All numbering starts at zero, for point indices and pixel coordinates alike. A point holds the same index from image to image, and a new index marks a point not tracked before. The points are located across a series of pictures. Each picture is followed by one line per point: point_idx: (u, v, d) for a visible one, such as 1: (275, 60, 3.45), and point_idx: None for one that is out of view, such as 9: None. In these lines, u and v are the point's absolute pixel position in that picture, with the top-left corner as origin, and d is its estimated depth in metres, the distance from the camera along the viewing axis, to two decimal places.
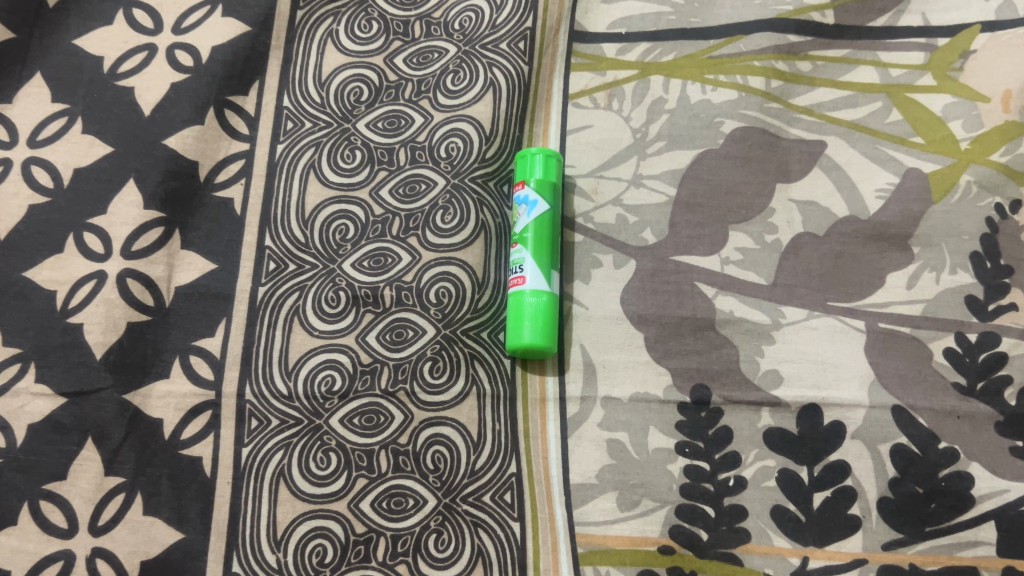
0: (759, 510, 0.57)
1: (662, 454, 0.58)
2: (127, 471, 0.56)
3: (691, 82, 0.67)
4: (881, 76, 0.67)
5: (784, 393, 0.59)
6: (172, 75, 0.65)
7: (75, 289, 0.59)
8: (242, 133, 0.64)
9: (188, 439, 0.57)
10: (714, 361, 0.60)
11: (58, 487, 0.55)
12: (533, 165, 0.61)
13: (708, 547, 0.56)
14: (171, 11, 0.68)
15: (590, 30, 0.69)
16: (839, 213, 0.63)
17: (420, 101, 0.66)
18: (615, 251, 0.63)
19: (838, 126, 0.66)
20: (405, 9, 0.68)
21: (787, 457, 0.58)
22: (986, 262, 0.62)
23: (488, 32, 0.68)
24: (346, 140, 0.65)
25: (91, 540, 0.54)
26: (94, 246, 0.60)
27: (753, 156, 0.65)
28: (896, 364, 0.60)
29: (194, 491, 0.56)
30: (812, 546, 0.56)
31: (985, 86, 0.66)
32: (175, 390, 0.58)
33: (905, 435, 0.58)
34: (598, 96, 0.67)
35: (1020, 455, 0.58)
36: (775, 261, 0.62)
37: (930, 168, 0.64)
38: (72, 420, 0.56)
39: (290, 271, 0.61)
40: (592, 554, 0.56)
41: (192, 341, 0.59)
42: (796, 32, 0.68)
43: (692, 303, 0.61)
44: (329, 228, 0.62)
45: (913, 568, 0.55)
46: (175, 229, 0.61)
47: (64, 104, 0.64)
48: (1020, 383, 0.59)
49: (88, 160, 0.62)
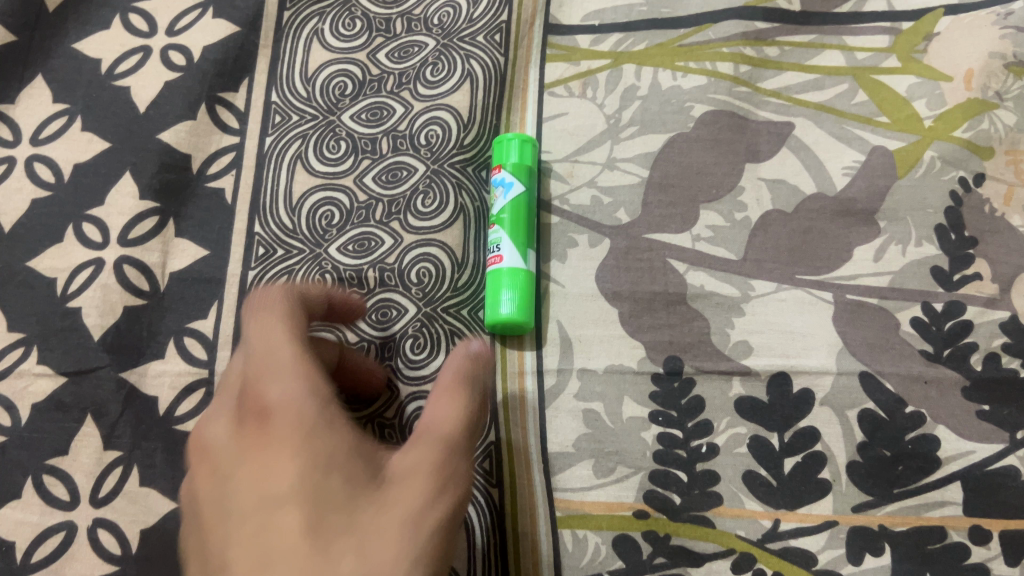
0: (731, 475, 0.59)
1: (636, 422, 0.60)
2: (124, 445, 0.58)
3: (663, 69, 0.69)
4: (847, 59, 0.69)
5: (753, 362, 0.61)
6: (166, 74, 0.69)
7: (73, 276, 0.62)
8: (232, 128, 0.68)
9: (182, 415, 0.59)
10: (685, 334, 0.62)
11: (59, 462, 0.58)
12: (509, 150, 0.64)
13: (682, 511, 0.58)
14: (164, 15, 0.71)
15: (564, 23, 0.71)
16: (807, 190, 0.66)
17: (400, 93, 0.69)
18: (590, 231, 0.65)
19: (805, 107, 0.68)
20: (388, 8, 0.72)
21: (758, 424, 0.60)
22: (950, 233, 0.64)
23: (465, 26, 0.71)
24: (331, 132, 0.68)
25: (92, 512, 0.56)
26: (93, 236, 0.63)
27: (722, 137, 0.67)
28: (863, 333, 0.61)
29: (187, 463, 0.58)
30: (783, 509, 0.58)
31: (948, 66, 0.68)
32: (170, 369, 0.60)
33: (872, 400, 0.60)
34: (573, 84, 0.69)
35: (986, 418, 0.59)
36: (745, 238, 0.64)
37: (895, 146, 0.66)
38: (72, 398, 0.59)
39: (279, 255, 0.64)
40: (570, 517, 0.58)
41: (185, 323, 0.62)
42: (763, 19, 0.71)
43: (664, 279, 0.63)
44: (316, 214, 0.65)
45: (882, 529, 0.57)
46: (169, 218, 0.65)
47: (65, 103, 0.67)
48: (985, 349, 0.61)
49: (86, 156, 0.66)
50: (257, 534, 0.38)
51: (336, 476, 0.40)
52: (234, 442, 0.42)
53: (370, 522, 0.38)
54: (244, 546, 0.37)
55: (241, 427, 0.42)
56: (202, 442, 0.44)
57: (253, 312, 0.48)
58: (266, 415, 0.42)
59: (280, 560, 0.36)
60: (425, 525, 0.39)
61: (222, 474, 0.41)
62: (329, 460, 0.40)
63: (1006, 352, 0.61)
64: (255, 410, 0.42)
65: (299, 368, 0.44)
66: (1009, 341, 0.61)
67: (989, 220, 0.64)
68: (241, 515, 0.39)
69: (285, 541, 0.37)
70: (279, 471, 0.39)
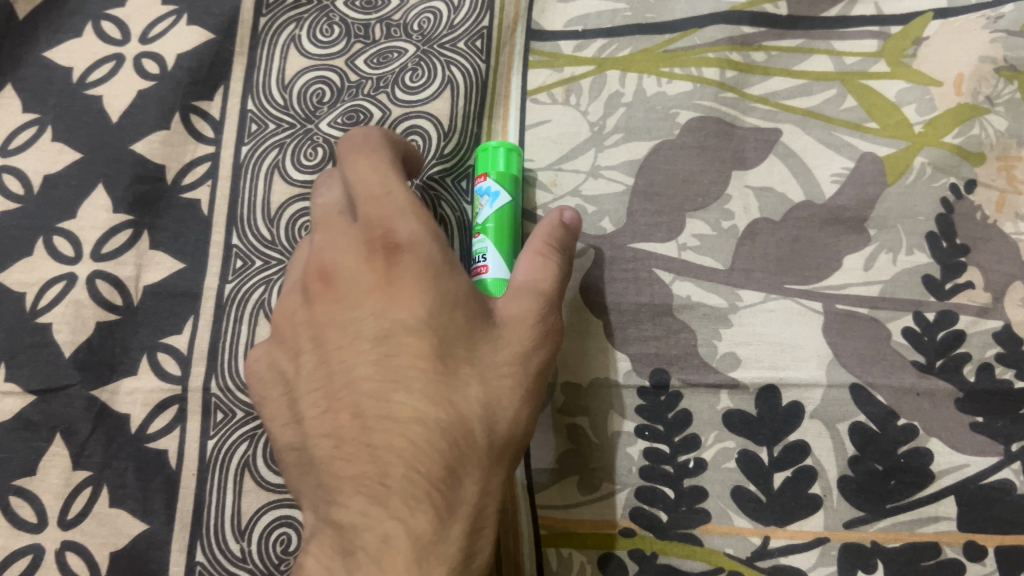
0: (719, 491, 0.57)
1: (621, 437, 0.59)
2: (94, 465, 0.57)
3: (647, 75, 0.68)
4: (835, 64, 0.68)
5: (741, 374, 0.59)
6: (139, 82, 0.67)
7: (44, 291, 0.61)
8: (207, 137, 0.66)
9: (155, 433, 0.58)
10: (672, 346, 0.60)
11: (28, 483, 0.56)
12: (495, 158, 0.62)
13: (668, 529, 0.57)
14: (138, 22, 0.69)
15: (547, 29, 0.70)
16: (795, 199, 0.64)
17: (378, 96, 0.67)
18: (574, 241, 0.64)
19: (793, 113, 0.67)
20: (366, 13, 0.70)
21: (746, 438, 0.58)
22: (941, 241, 0.62)
23: (446, 32, 0.69)
24: (308, 140, 0.66)
25: (60, 534, 0.55)
26: (64, 250, 0.62)
27: (708, 144, 0.66)
28: (854, 344, 0.60)
29: (159, 483, 0.57)
30: (772, 526, 0.56)
31: (938, 71, 0.67)
32: (142, 386, 0.59)
33: (864, 413, 0.58)
34: (556, 91, 0.68)
35: (980, 430, 0.58)
36: (732, 247, 0.63)
37: (885, 152, 0.65)
38: (40, 417, 0.58)
39: (256, 267, 0.62)
40: (554, 535, 0.58)
41: (159, 338, 0.60)
42: (750, 23, 0.69)
43: (650, 290, 0.62)
44: (295, 226, 0.63)
45: (875, 545, 0.56)
46: (143, 231, 0.63)
47: (35, 114, 0.66)
48: (978, 360, 0.59)
49: (57, 167, 0.64)
50: (387, 360, 0.45)
51: (456, 315, 0.46)
52: (365, 270, 0.47)
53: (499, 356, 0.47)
54: (371, 365, 0.45)
55: (372, 254, 0.47)
56: (327, 264, 0.49)
57: (359, 151, 0.51)
58: (396, 248, 0.47)
59: (414, 385, 0.44)
60: (529, 362, 0.47)
61: (346, 284, 0.48)
62: (451, 303, 0.46)
63: (1000, 362, 0.59)
64: (384, 243, 0.47)
65: (416, 209, 0.49)
66: (1003, 351, 0.60)
67: (980, 227, 0.63)
68: (366, 343, 0.46)
69: (413, 363, 0.45)
70: (409, 302, 0.46)
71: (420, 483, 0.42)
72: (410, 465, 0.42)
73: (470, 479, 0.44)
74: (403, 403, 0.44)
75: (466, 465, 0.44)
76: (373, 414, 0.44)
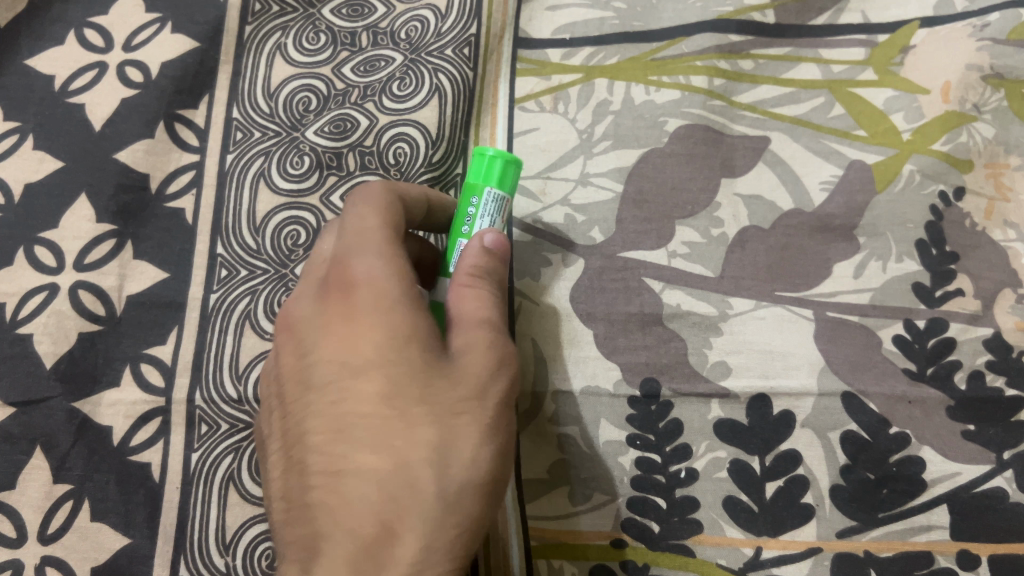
0: (711, 501, 0.57)
1: (612, 447, 0.58)
2: (75, 478, 0.55)
3: (635, 83, 0.67)
4: (823, 72, 0.68)
5: (732, 384, 0.59)
6: (122, 90, 0.66)
7: (24, 301, 0.60)
8: (192, 146, 0.65)
9: (137, 445, 0.57)
10: (662, 355, 0.60)
11: (6, 497, 0.55)
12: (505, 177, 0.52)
13: (660, 540, 0.56)
14: (121, 30, 0.69)
15: (535, 36, 0.70)
16: (784, 207, 0.64)
17: (365, 105, 0.66)
18: (564, 250, 0.63)
19: (781, 121, 0.66)
20: (352, 21, 0.69)
21: (738, 447, 0.57)
22: (931, 249, 0.62)
23: (434, 40, 0.68)
24: (295, 149, 0.65)
25: (40, 549, 0.54)
26: (46, 259, 0.61)
27: (696, 152, 0.65)
28: (845, 352, 0.60)
29: (142, 496, 0.56)
30: (765, 536, 0.56)
31: (925, 79, 0.67)
32: (125, 398, 0.58)
33: (855, 421, 0.58)
34: (544, 99, 0.67)
35: (971, 438, 0.57)
36: (722, 254, 0.63)
37: (874, 160, 0.65)
38: (20, 429, 0.56)
39: (241, 277, 0.62)
40: (543, 546, 0.57)
41: (142, 349, 0.59)
42: (737, 31, 0.69)
43: (640, 299, 0.61)
44: (281, 235, 0.63)
45: (868, 555, 0.55)
46: (126, 240, 0.62)
47: (16, 122, 0.65)
48: (969, 367, 0.59)
49: (39, 176, 0.63)
50: (336, 412, 0.42)
51: (414, 358, 0.42)
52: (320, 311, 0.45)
53: (450, 417, 0.41)
54: (321, 417, 0.43)
55: (329, 291, 0.45)
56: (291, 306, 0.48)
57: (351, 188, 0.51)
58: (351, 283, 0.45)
59: (363, 435, 0.41)
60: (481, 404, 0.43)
61: (307, 335, 0.45)
62: (408, 341, 0.43)
63: (990, 370, 0.59)
64: (341, 280, 0.45)
65: (376, 244, 0.46)
66: (993, 359, 0.59)
67: (969, 235, 0.63)
68: (318, 391, 0.43)
69: (361, 415, 0.41)
70: (359, 343, 0.43)
71: (354, 545, 0.40)
72: (344, 527, 0.40)
73: (412, 542, 0.40)
74: (341, 458, 0.41)
75: (405, 522, 0.40)
76: (319, 473, 0.42)
